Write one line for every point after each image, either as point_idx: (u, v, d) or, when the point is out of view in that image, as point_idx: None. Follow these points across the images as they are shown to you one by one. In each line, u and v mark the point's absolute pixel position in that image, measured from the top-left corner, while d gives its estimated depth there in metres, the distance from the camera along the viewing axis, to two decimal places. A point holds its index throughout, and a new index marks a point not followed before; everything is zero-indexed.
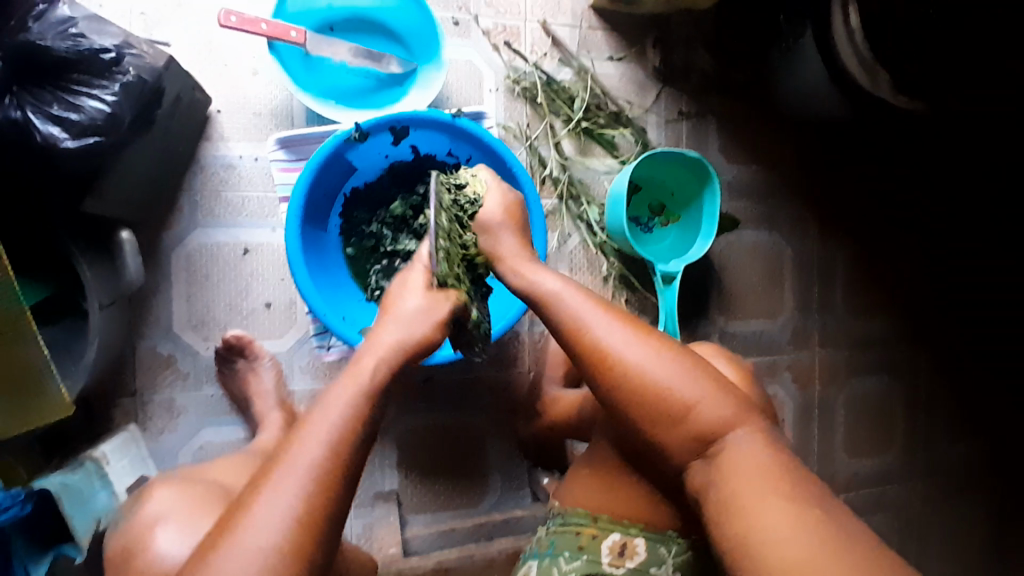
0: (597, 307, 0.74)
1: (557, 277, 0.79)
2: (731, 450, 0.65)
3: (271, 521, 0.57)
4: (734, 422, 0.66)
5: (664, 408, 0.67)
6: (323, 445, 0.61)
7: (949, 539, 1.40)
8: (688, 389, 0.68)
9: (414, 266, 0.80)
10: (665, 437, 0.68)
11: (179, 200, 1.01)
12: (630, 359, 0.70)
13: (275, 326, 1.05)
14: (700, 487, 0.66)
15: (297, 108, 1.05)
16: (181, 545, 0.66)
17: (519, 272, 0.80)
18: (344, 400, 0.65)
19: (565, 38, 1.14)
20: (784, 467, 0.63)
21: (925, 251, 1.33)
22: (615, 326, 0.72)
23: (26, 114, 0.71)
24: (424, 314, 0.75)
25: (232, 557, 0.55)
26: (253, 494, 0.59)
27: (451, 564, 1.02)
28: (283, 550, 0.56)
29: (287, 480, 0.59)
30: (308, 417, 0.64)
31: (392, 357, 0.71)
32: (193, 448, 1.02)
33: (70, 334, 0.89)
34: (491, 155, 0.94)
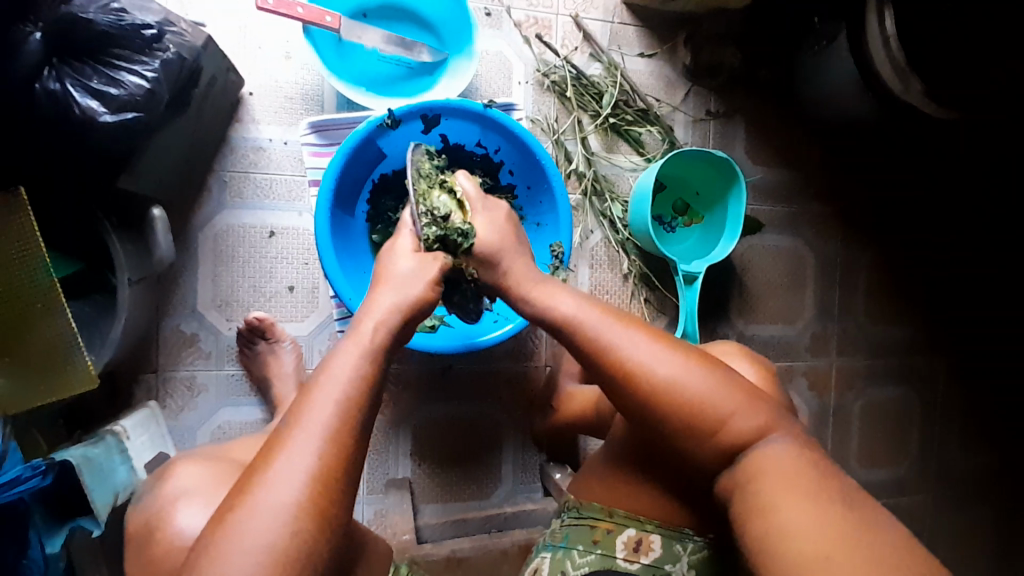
0: (619, 322, 0.71)
1: (573, 296, 0.75)
2: (765, 456, 0.64)
3: (292, 480, 0.57)
4: (768, 426, 0.66)
5: (698, 424, 0.66)
6: (334, 404, 0.61)
7: (961, 554, 1.39)
8: (721, 403, 0.66)
9: (404, 231, 0.80)
10: (700, 450, 0.67)
11: (208, 180, 1.02)
12: (660, 377, 0.67)
13: (297, 310, 1.05)
14: (730, 494, 0.65)
15: (327, 94, 1.06)
16: (202, 517, 0.66)
17: (532, 291, 0.76)
18: (351, 362, 0.64)
19: (596, 33, 1.14)
20: (812, 467, 0.63)
21: (948, 262, 1.32)
22: (641, 340, 0.70)
23: (65, 86, 0.72)
24: (418, 276, 0.74)
25: (253, 518, 0.55)
26: (268, 459, 0.59)
27: (464, 554, 0.93)
28: (301, 507, 0.56)
29: (302, 440, 0.59)
30: (316, 378, 0.64)
31: (392, 319, 0.69)
32: (212, 427, 1.02)
33: (98, 309, 0.90)
34: (521, 148, 0.94)
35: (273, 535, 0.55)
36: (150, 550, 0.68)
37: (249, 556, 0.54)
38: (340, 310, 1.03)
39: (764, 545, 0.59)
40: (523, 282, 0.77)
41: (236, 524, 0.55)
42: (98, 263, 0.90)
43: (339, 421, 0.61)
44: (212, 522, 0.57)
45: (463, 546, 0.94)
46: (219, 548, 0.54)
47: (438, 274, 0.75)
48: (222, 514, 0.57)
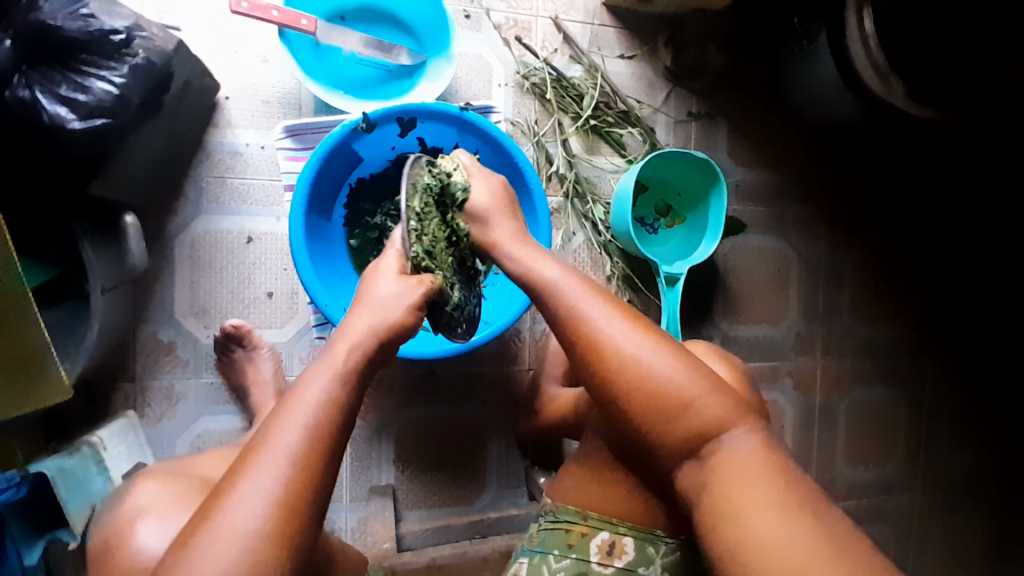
0: (595, 295, 0.70)
1: (558, 266, 0.74)
2: (728, 452, 0.63)
3: (252, 508, 0.56)
4: (731, 421, 0.64)
5: (662, 403, 0.64)
6: (302, 430, 0.60)
7: (948, 552, 1.39)
8: (687, 387, 0.65)
9: (388, 250, 0.75)
10: (661, 433, 0.65)
11: (184, 186, 1.01)
12: (628, 353, 0.66)
13: (276, 316, 1.04)
14: (692, 487, 0.64)
15: (305, 97, 1.05)
16: (161, 537, 0.66)
17: (507, 252, 0.76)
18: (322, 385, 0.63)
19: (576, 34, 1.14)
20: (783, 471, 0.62)
21: (932, 260, 1.32)
22: (615, 319, 0.68)
23: (34, 93, 0.71)
24: (400, 298, 0.70)
25: (214, 548, 0.55)
26: (231, 483, 0.58)
27: (445, 561, 0.94)
28: (264, 535, 0.56)
29: (265, 466, 0.58)
30: (287, 399, 0.63)
31: (367, 343, 0.67)
32: (190, 436, 1.01)
33: (71, 315, 0.88)
34: (498, 149, 0.94)
35: (230, 564, 0.54)
36: (109, 571, 0.67)
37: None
38: (318, 317, 1.04)
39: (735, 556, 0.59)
40: (505, 238, 0.77)
41: (194, 551, 0.55)
42: (74, 271, 0.88)
43: (307, 446, 0.60)
44: (176, 545, 0.57)
45: (443, 553, 0.94)
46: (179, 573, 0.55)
47: (419, 299, 0.71)
48: (185, 539, 0.57)
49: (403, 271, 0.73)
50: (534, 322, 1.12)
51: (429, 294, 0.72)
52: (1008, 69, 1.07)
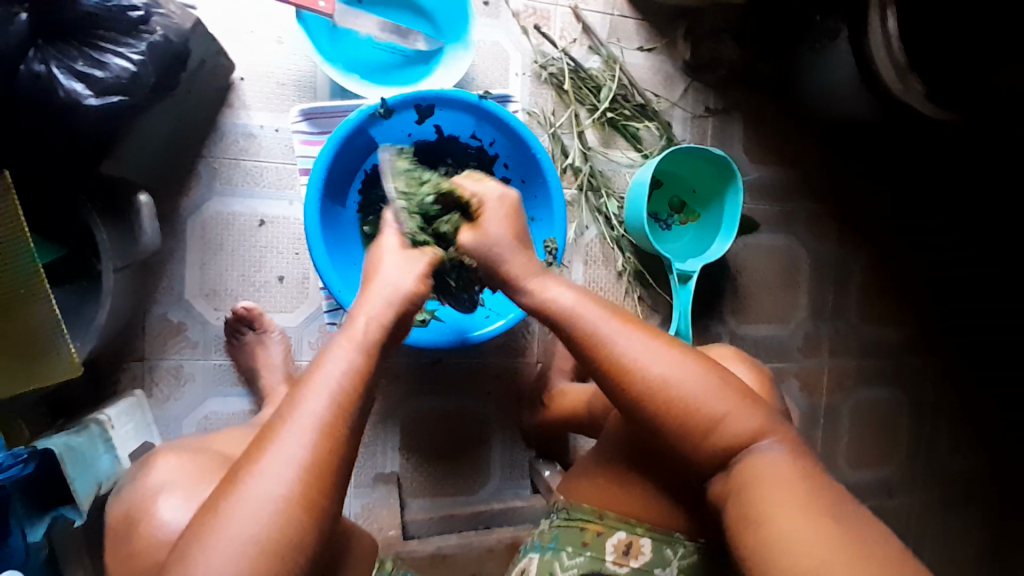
0: (617, 320, 0.70)
1: (571, 289, 0.75)
2: (757, 462, 0.64)
3: (280, 473, 0.57)
4: (761, 433, 0.65)
5: (692, 422, 0.65)
6: (327, 398, 0.61)
7: (947, 555, 1.39)
8: (715, 403, 0.65)
9: (387, 228, 0.79)
10: (696, 452, 0.65)
11: (196, 166, 1.00)
12: (654, 376, 0.66)
13: (286, 300, 1.04)
14: (723, 495, 0.65)
15: (320, 80, 1.04)
16: (183, 512, 0.66)
17: (529, 281, 0.76)
18: (345, 357, 0.65)
19: (595, 25, 1.13)
20: (808, 475, 0.63)
21: (943, 263, 1.32)
22: (638, 339, 0.68)
23: (50, 68, 0.70)
24: (408, 268, 0.74)
25: (239, 508, 0.55)
26: (252, 457, 0.59)
27: (450, 551, 0.92)
28: (293, 500, 0.56)
29: (291, 434, 0.59)
30: (307, 376, 0.63)
31: (385, 316, 0.69)
32: (197, 417, 1.01)
33: (83, 295, 0.87)
34: (515, 139, 0.93)
35: (259, 526, 0.55)
36: (131, 543, 0.67)
37: (237, 545, 0.54)
38: (330, 302, 1.02)
39: (760, 555, 0.59)
40: (524, 273, 0.77)
41: (220, 517, 0.55)
42: (84, 249, 0.87)
43: (331, 414, 0.61)
44: (199, 514, 0.57)
45: (449, 543, 0.93)
46: (205, 540, 0.54)
47: (425, 268, 0.76)
48: (211, 505, 0.57)
49: (404, 245, 0.77)
50: None
51: (433, 263, 0.77)
52: (1008, 69, 1.02)
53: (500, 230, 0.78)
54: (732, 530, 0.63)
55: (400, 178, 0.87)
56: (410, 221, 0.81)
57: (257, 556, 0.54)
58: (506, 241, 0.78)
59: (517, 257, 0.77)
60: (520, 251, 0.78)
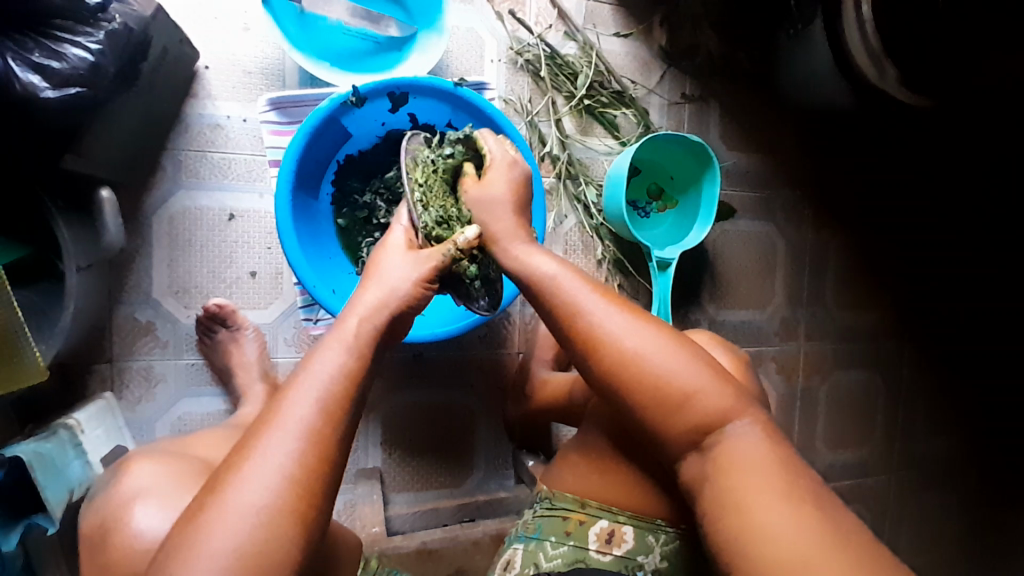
0: (594, 291, 0.70)
1: (553, 259, 0.73)
2: (730, 444, 0.63)
3: (266, 481, 0.55)
4: (732, 412, 0.64)
5: (665, 397, 0.64)
6: (314, 403, 0.59)
7: (922, 529, 1.43)
8: (687, 378, 0.64)
9: (397, 224, 0.78)
10: (665, 426, 0.65)
11: (162, 158, 0.96)
12: (628, 348, 0.65)
13: (260, 297, 1.01)
14: (697, 478, 0.64)
15: (290, 68, 1.01)
16: (161, 520, 0.63)
17: (510, 252, 0.75)
18: (335, 357, 0.63)
19: (571, 10, 1.11)
20: (786, 465, 0.63)
21: (915, 245, 1.34)
22: (614, 312, 0.68)
23: (6, 60, 0.65)
24: (409, 271, 0.72)
25: (224, 519, 0.54)
26: (234, 466, 0.57)
27: (435, 544, 0.91)
28: (280, 509, 0.55)
29: (277, 438, 0.57)
30: (294, 378, 0.62)
31: (377, 315, 0.68)
32: (171, 419, 0.98)
33: (46, 297, 0.84)
34: (491, 128, 0.91)
35: (243, 538, 0.53)
36: (106, 554, 0.65)
37: (219, 558, 0.52)
38: (305, 297, 1.01)
39: (736, 545, 0.59)
40: (507, 240, 0.76)
41: (207, 526, 0.54)
42: (46, 248, 0.83)
43: (318, 419, 0.59)
44: (183, 520, 0.56)
45: (434, 537, 0.92)
46: (188, 551, 0.53)
47: (429, 271, 0.73)
48: (192, 514, 0.56)
49: (410, 245, 0.76)
50: (525, 305, 1.11)
51: (441, 267, 0.74)
52: (991, 60, 1.03)
53: (501, 186, 0.78)
54: (707, 515, 0.63)
55: (416, 166, 0.83)
56: (426, 214, 0.80)
57: (240, 569, 0.52)
58: (506, 199, 0.78)
59: (507, 220, 0.77)
60: (512, 219, 0.77)
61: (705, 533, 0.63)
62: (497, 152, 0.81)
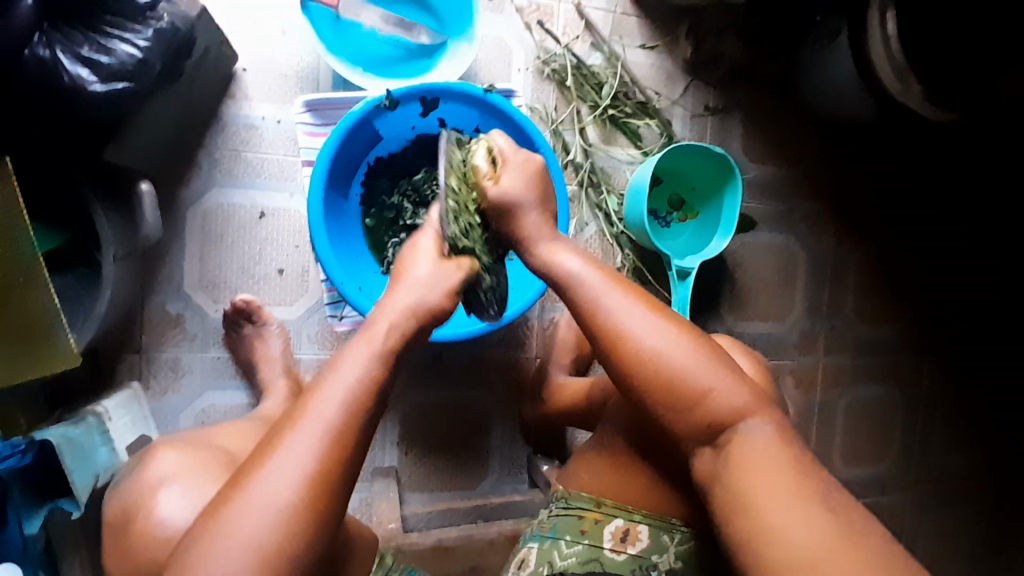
0: (616, 288, 0.71)
1: (579, 257, 0.75)
2: (746, 442, 0.64)
3: (284, 480, 0.56)
4: (750, 410, 0.66)
5: (682, 395, 0.66)
6: (339, 404, 0.60)
7: (940, 550, 1.41)
8: (704, 377, 0.66)
9: (426, 228, 0.75)
10: (680, 422, 0.66)
11: (198, 156, 0.99)
12: (652, 346, 0.67)
13: (286, 294, 1.03)
14: (707, 475, 0.66)
15: (323, 71, 1.03)
16: (184, 508, 0.65)
17: (540, 246, 0.76)
18: (359, 365, 0.63)
19: (598, 21, 1.13)
20: (797, 464, 0.63)
21: (936, 262, 1.33)
22: (635, 310, 0.69)
23: (55, 53, 0.69)
24: (435, 283, 0.71)
25: (246, 512, 0.55)
26: (256, 464, 0.58)
27: (452, 543, 0.92)
28: (298, 506, 0.56)
29: (299, 439, 0.58)
30: (318, 382, 0.63)
31: (405, 322, 0.68)
32: (195, 410, 1.00)
33: (82, 284, 0.87)
34: (519, 134, 0.93)
35: (263, 532, 0.55)
36: (131, 535, 0.66)
37: (240, 551, 0.54)
38: (332, 294, 1.02)
39: (756, 548, 0.60)
40: (536, 235, 0.77)
41: (228, 519, 0.55)
42: (84, 238, 0.86)
43: (341, 421, 0.60)
44: (203, 516, 0.57)
45: (450, 535, 0.93)
46: (208, 543, 0.55)
47: (456, 284, 0.72)
48: (213, 509, 0.57)
49: (441, 251, 0.74)
50: (544, 310, 1.12)
51: (466, 279, 0.74)
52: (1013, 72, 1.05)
53: (519, 182, 0.77)
54: (720, 511, 0.64)
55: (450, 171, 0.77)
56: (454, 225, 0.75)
57: (260, 563, 0.54)
58: (527, 195, 0.77)
59: (535, 216, 0.77)
60: (541, 215, 0.78)
61: (716, 524, 0.64)
62: (509, 151, 0.80)
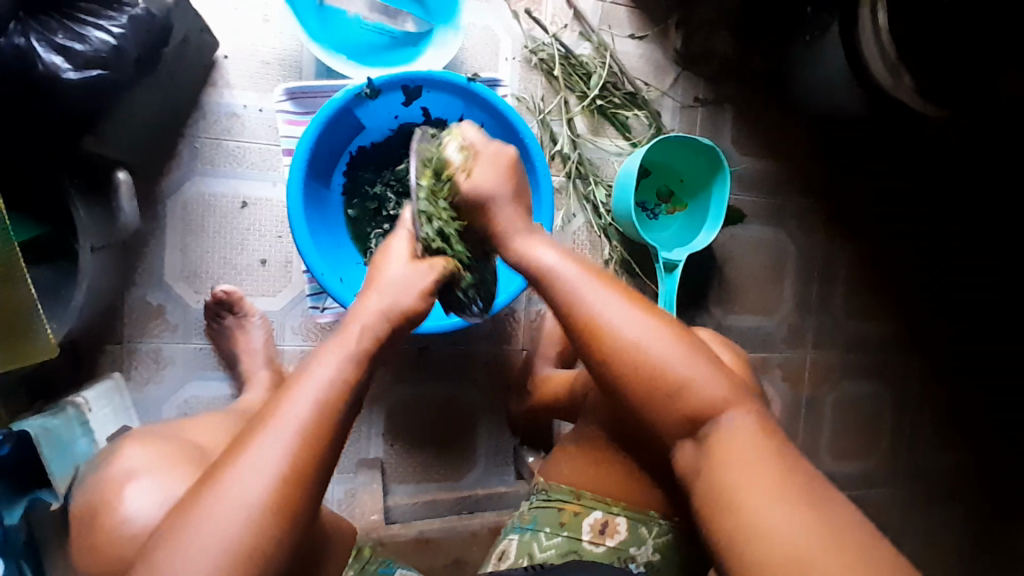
0: (595, 278, 0.70)
1: (555, 249, 0.73)
2: (726, 432, 0.64)
3: (257, 477, 0.56)
4: (729, 401, 0.65)
5: (662, 386, 0.65)
6: (312, 404, 0.60)
7: (927, 544, 1.41)
8: (684, 368, 0.65)
9: (400, 231, 0.77)
10: (662, 412, 0.66)
11: (179, 145, 0.98)
12: (631, 338, 0.66)
13: (270, 285, 1.02)
14: (689, 466, 0.66)
15: (307, 59, 1.02)
16: (145, 505, 0.64)
17: (514, 240, 0.75)
18: (333, 364, 0.63)
19: (587, 11, 1.11)
20: (776, 453, 0.63)
21: (928, 257, 1.33)
22: (614, 300, 0.68)
23: (30, 41, 0.67)
24: (410, 283, 0.71)
25: (218, 510, 0.55)
26: (229, 461, 0.58)
27: (433, 534, 0.92)
28: (269, 504, 0.55)
29: (273, 436, 0.58)
30: (294, 379, 0.62)
31: (379, 325, 0.68)
32: (178, 402, 1.00)
33: (60, 274, 0.85)
34: (503, 124, 0.92)
35: (235, 531, 0.54)
36: (101, 533, 0.65)
37: (212, 549, 0.53)
38: (314, 286, 1.01)
39: (733, 545, 0.59)
40: (512, 228, 0.75)
41: (197, 517, 0.55)
42: (62, 228, 0.85)
43: (315, 417, 0.59)
44: (174, 512, 0.57)
45: (431, 527, 0.93)
46: (179, 539, 0.54)
47: (431, 284, 0.73)
48: (187, 505, 0.56)
49: (414, 254, 0.75)
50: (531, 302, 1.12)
51: (439, 280, 0.74)
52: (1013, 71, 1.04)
53: (490, 177, 0.76)
54: (699, 498, 0.64)
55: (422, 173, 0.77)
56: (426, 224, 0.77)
57: (230, 564, 0.53)
58: (502, 186, 0.76)
59: (510, 209, 0.76)
60: (515, 207, 0.76)
61: (697, 514, 0.64)
62: (480, 143, 0.79)
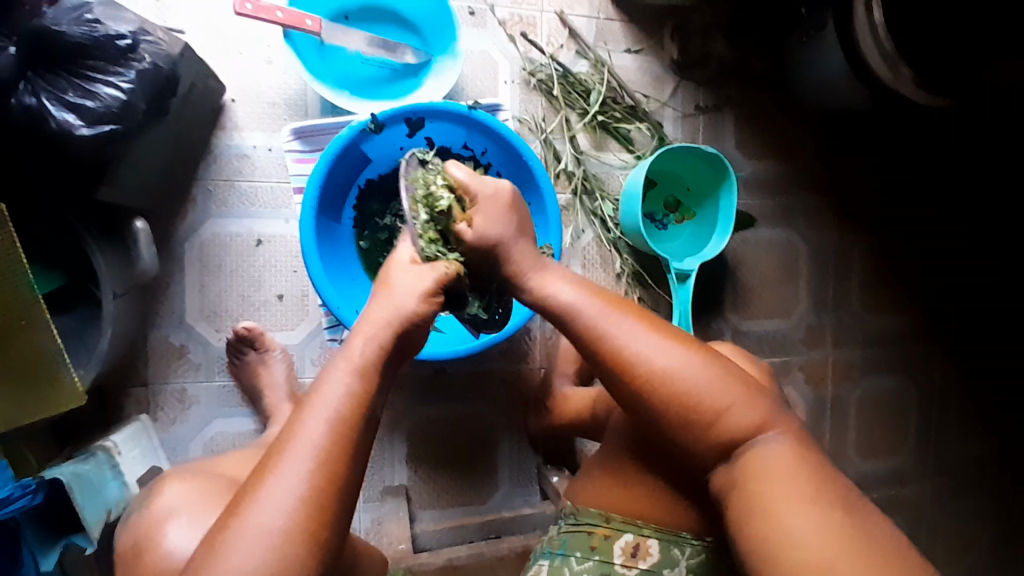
0: (619, 310, 0.70)
1: (571, 285, 0.73)
2: (761, 455, 0.64)
3: (280, 504, 0.57)
4: (764, 425, 0.65)
5: (696, 413, 0.65)
6: (327, 421, 0.61)
7: (965, 539, 1.39)
8: (717, 395, 0.65)
9: (401, 243, 0.74)
10: (696, 440, 0.66)
11: (192, 189, 1.01)
12: (661, 368, 0.66)
13: (287, 319, 1.04)
14: (726, 490, 0.65)
15: (312, 98, 1.04)
16: (189, 539, 0.66)
17: (531, 277, 0.74)
18: (342, 381, 0.63)
19: (582, 29, 1.13)
20: (816, 475, 0.63)
21: (943, 248, 1.31)
22: (641, 332, 0.68)
23: (41, 100, 0.70)
24: (412, 287, 0.69)
25: (243, 539, 0.56)
26: (257, 481, 0.59)
27: (461, 561, 0.93)
28: (294, 532, 0.56)
29: (291, 460, 0.59)
30: (308, 398, 0.63)
31: (383, 335, 0.66)
32: (204, 439, 1.01)
33: (83, 322, 0.88)
34: (506, 147, 0.93)
35: (258, 561, 0.55)
36: (139, 572, 0.67)
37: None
38: (330, 318, 1.03)
39: (765, 549, 0.60)
40: (526, 266, 0.74)
41: (225, 548, 0.56)
42: (82, 277, 0.88)
43: (337, 453, 0.60)
44: (206, 541, 0.58)
45: (460, 554, 0.94)
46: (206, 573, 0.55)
47: (434, 284, 0.70)
48: (214, 536, 0.57)
49: (416, 258, 0.72)
50: (545, 319, 1.12)
51: (443, 278, 0.71)
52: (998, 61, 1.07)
53: (496, 223, 0.73)
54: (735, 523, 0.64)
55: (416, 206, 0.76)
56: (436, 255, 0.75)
57: None
58: (509, 231, 0.74)
59: (523, 248, 0.74)
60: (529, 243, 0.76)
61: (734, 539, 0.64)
62: (472, 182, 0.75)
